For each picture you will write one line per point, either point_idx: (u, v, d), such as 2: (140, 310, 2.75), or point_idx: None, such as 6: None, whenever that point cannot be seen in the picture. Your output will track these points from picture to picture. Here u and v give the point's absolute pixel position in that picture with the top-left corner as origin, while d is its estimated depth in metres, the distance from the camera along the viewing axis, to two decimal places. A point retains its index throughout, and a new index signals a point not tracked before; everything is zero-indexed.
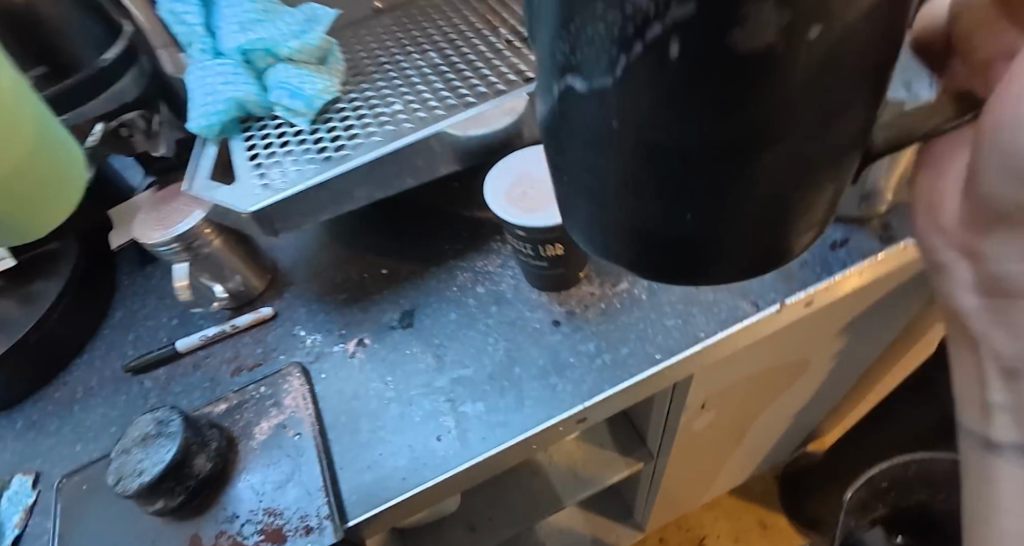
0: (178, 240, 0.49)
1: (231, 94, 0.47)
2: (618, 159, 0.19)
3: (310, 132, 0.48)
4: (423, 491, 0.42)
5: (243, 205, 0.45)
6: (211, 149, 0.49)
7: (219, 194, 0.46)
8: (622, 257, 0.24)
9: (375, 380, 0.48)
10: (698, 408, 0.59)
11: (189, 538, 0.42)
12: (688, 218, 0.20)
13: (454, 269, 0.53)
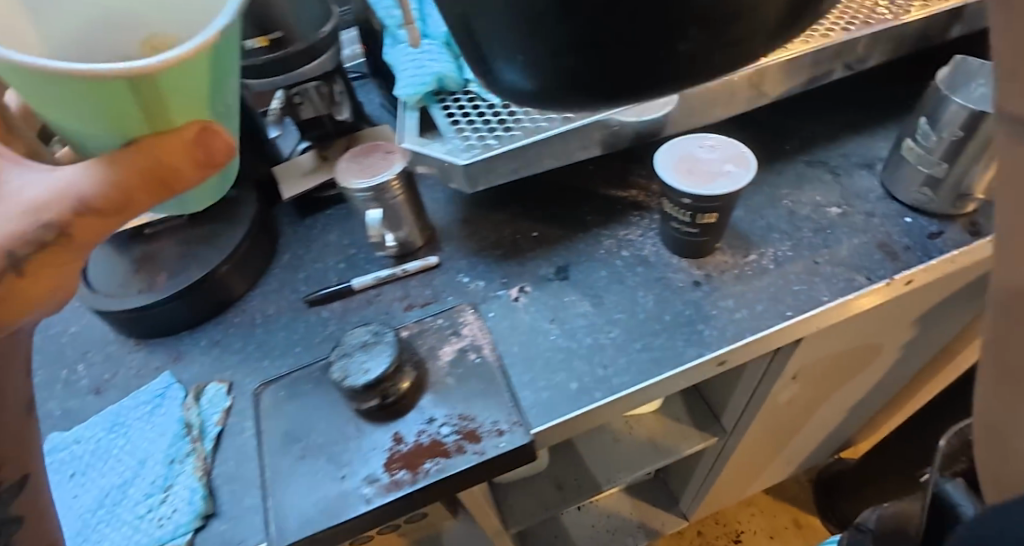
0: (376, 188, 0.57)
1: (438, 69, 0.56)
2: None
3: (502, 108, 0.57)
4: (597, 408, 0.50)
5: (457, 160, 0.53)
6: (411, 115, 0.58)
7: (428, 151, 0.54)
8: (543, 74, 0.18)
9: (540, 319, 0.56)
10: (789, 380, 0.67)
11: (392, 435, 0.49)
12: None
13: (599, 236, 0.61)
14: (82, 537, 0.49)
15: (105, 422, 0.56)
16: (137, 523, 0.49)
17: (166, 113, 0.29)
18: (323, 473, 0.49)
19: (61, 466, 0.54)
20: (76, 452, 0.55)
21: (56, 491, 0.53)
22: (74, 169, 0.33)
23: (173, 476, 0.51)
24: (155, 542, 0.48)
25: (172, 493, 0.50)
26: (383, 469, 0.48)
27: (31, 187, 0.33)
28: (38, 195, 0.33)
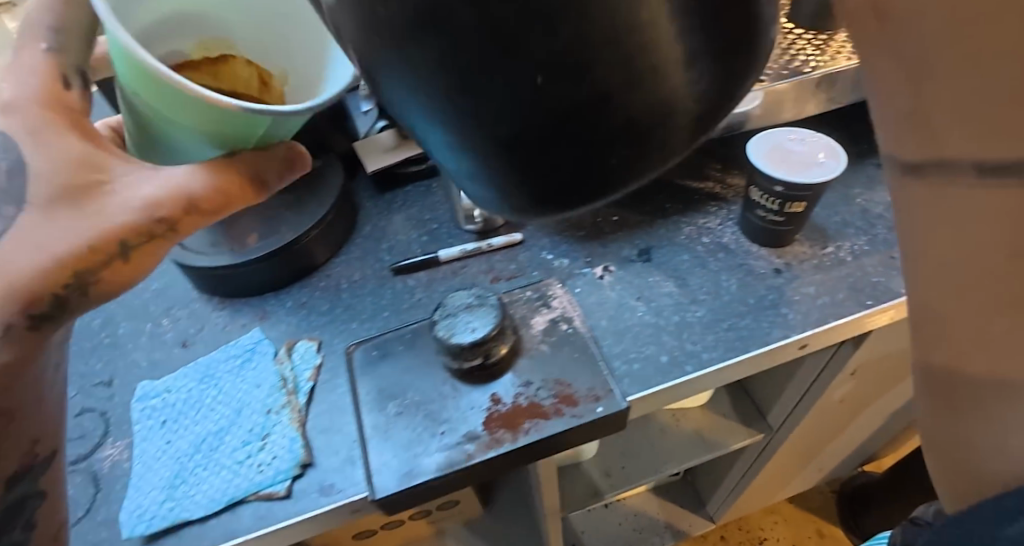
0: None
1: None
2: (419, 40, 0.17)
3: None
4: (688, 381, 0.52)
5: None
6: None
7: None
8: (515, 194, 0.20)
9: (626, 297, 0.57)
10: (848, 377, 0.68)
11: (490, 396, 0.51)
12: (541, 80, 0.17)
13: (679, 223, 0.63)
14: (180, 479, 0.50)
15: (195, 373, 0.57)
16: (236, 468, 0.50)
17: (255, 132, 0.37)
18: (421, 429, 0.50)
19: (152, 413, 0.55)
20: (168, 400, 0.55)
21: (148, 436, 0.53)
22: (179, 170, 0.39)
23: (270, 426, 0.52)
24: (256, 487, 0.49)
25: (270, 442, 0.51)
26: (483, 427, 0.49)
27: (145, 186, 0.39)
28: (152, 194, 0.39)
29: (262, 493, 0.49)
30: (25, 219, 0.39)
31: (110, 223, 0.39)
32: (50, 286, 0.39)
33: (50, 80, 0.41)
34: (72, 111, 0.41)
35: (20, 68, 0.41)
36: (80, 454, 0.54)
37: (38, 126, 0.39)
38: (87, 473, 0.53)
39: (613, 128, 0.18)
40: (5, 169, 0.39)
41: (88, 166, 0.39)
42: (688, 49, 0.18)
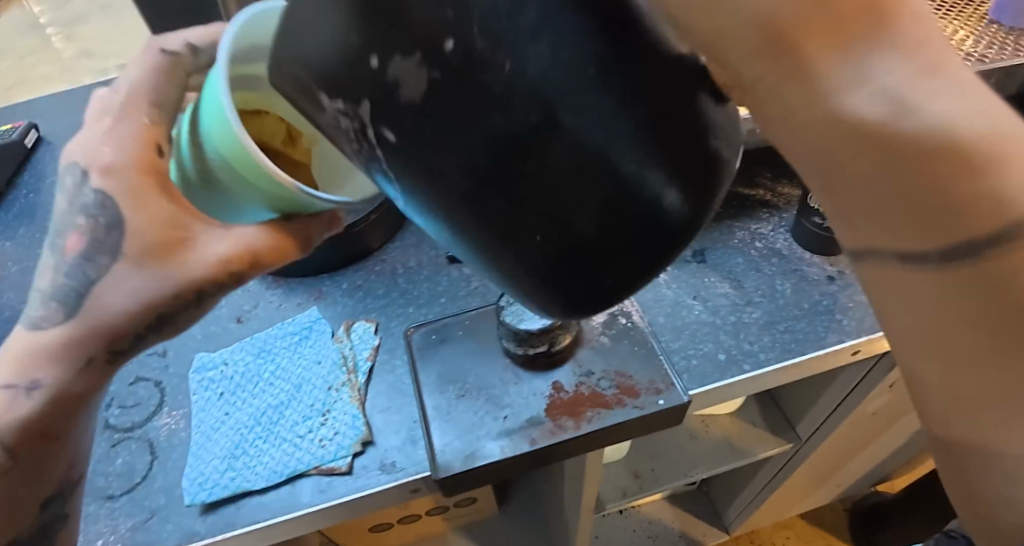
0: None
1: None
2: (455, 214, 0.25)
3: None
4: (746, 379, 0.53)
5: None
6: None
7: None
8: (552, 305, 0.28)
9: (682, 295, 0.58)
10: (886, 390, 0.68)
11: (552, 383, 0.51)
12: (537, 239, 0.24)
13: (733, 227, 0.64)
14: (240, 451, 0.50)
15: (252, 348, 0.57)
16: (296, 442, 0.50)
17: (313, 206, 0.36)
18: (483, 413, 0.50)
19: (210, 384, 0.55)
20: (225, 372, 0.56)
21: (206, 407, 0.54)
22: (245, 228, 0.36)
23: (331, 402, 0.52)
24: (316, 462, 0.49)
25: (331, 418, 0.51)
26: (545, 413, 0.50)
27: (221, 242, 0.36)
28: (224, 251, 0.36)
29: (323, 468, 0.49)
30: (111, 270, 0.36)
31: (192, 273, 0.36)
32: (129, 329, 0.38)
33: (143, 137, 0.37)
34: (162, 168, 0.37)
35: (116, 123, 0.37)
36: (136, 422, 0.55)
37: (133, 183, 0.36)
38: (143, 440, 0.54)
39: (608, 254, 0.25)
40: (98, 223, 0.36)
41: (171, 222, 0.36)
42: (655, 188, 0.24)
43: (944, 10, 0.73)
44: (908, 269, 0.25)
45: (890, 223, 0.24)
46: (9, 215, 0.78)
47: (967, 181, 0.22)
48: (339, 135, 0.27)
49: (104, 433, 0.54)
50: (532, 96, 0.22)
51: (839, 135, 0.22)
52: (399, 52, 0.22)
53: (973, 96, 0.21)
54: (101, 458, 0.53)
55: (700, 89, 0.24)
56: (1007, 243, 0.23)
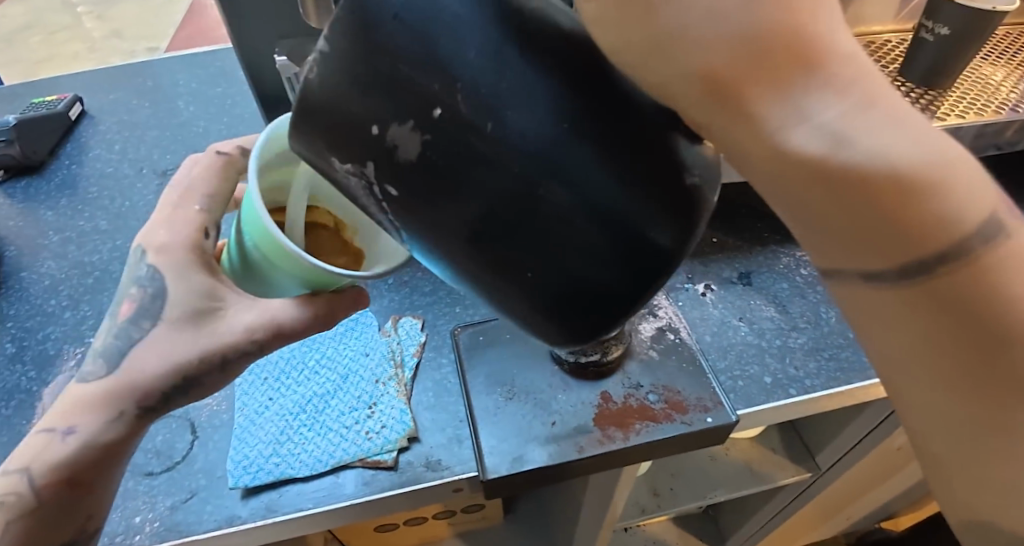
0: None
1: None
2: (457, 253, 0.28)
3: None
4: (793, 403, 0.53)
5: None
6: None
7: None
8: (549, 335, 0.30)
9: (728, 316, 0.59)
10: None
11: (600, 393, 0.52)
12: (530, 274, 0.27)
13: (778, 252, 0.64)
14: (285, 437, 0.50)
15: None
16: (343, 432, 0.50)
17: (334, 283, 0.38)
18: (531, 417, 0.51)
19: (254, 368, 0.55)
20: (269, 357, 0.56)
21: (250, 391, 0.54)
22: (275, 301, 0.39)
23: (378, 396, 0.52)
24: (362, 454, 0.49)
25: (378, 412, 0.51)
26: (594, 423, 0.50)
27: (251, 312, 0.39)
28: (254, 320, 0.38)
29: (368, 461, 0.49)
30: (154, 335, 0.39)
31: (217, 341, 0.39)
32: (162, 386, 0.39)
33: (194, 224, 0.41)
34: (208, 252, 0.41)
35: (173, 214, 0.42)
36: None
37: (180, 260, 0.40)
38: (183, 419, 0.53)
39: (600, 283, 0.27)
40: (147, 293, 0.40)
41: (210, 294, 0.39)
42: (640, 228, 0.26)
43: (994, 55, 0.74)
44: (871, 287, 0.28)
45: (854, 250, 0.27)
46: (50, 185, 0.78)
47: (915, 208, 0.25)
48: (352, 195, 0.29)
49: None
50: (519, 149, 0.25)
51: (794, 165, 0.25)
52: (395, 120, 0.25)
53: (910, 130, 0.25)
54: None
55: (671, 132, 0.26)
56: (959, 256, 0.26)
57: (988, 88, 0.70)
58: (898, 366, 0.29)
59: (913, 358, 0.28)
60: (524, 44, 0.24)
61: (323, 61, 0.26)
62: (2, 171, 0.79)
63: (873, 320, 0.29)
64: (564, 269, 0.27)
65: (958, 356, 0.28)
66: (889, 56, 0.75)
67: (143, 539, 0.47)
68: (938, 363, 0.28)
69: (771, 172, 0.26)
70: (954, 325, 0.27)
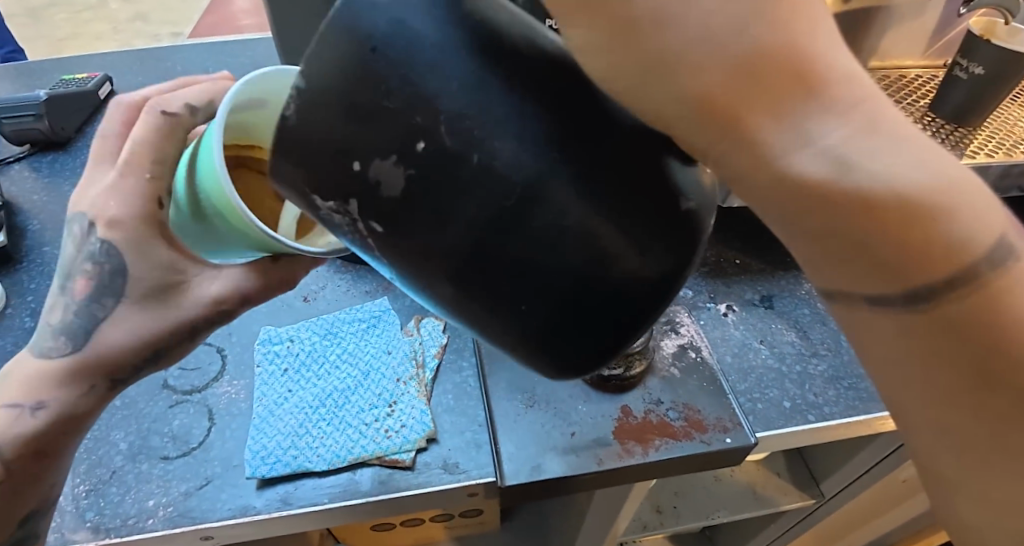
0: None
1: None
2: (445, 292, 0.26)
3: None
4: (812, 429, 0.53)
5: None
6: None
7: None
8: (551, 370, 0.28)
9: (750, 338, 0.59)
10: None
11: (621, 407, 0.52)
12: (524, 308, 0.26)
13: (800, 278, 0.64)
14: (303, 430, 0.50)
15: (319, 328, 0.57)
16: (362, 429, 0.50)
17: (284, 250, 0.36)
18: (551, 426, 0.51)
19: (274, 358, 0.55)
20: (291, 348, 0.56)
21: (269, 381, 0.53)
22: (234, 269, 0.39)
23: (398, 395, 0.52)
24: (380, 452, 0.49)
25: (398, 411, 0.51)
26: (613, 436, 0.50)
27: (215, 284, 0.39)
28: (219, 291, 0.39)
29: (386, 459, 0.49)
30: (118, 312, 0.38)
31: (187, 310, 0.39)
32: (133, 361, 0.40)
33: (144, 192, 0.36)
34: (166, 223, 0.38)
35: (117, 181, 0.36)
36: (195, 386, 0.55)
37: (137, 234, 0.37)
38: (201, 406, 0.53)
39: (596, 314, 0.26)
40: (103, 270, 0.37)
41: (172, 269, 0.38)
42: (638, 252, 0.25)
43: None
44: (878, 311, 0.26)
45: (861, 273, 0.25)
46: (76, 162, 0.78)
47: (926, 229, 0.24)
48: (332, 228, 0.27)
49: (163, 393, 0.54)
50: (507, 180, 0.24)
51: (796, 196, 0.24)
52: (380, 154, 0.24)
53: (915, 150, 0.23)
54: (159, 417, 0.53)
55: (666, 154, 0.26)
56: (970, 283, 0.25)
57: (1016, 130, 0.70)
58: (902, 396, 0.27)
59: (916, 386, 0.26)
60: (501, 66, 0.24)
61: (302, 96, 0.24)
62: (30, 144, 0.79)
63: (877, 346, 0.28)
64: (566, 298, 0.26)
65: (964, 388, 0.25)
66: (919, 91, 0.75)
67: (155, 523, 0.46)
68: (944, 392, 0.26)
69: (769, 206, 0.25)
70: (962, 352, 0.25)
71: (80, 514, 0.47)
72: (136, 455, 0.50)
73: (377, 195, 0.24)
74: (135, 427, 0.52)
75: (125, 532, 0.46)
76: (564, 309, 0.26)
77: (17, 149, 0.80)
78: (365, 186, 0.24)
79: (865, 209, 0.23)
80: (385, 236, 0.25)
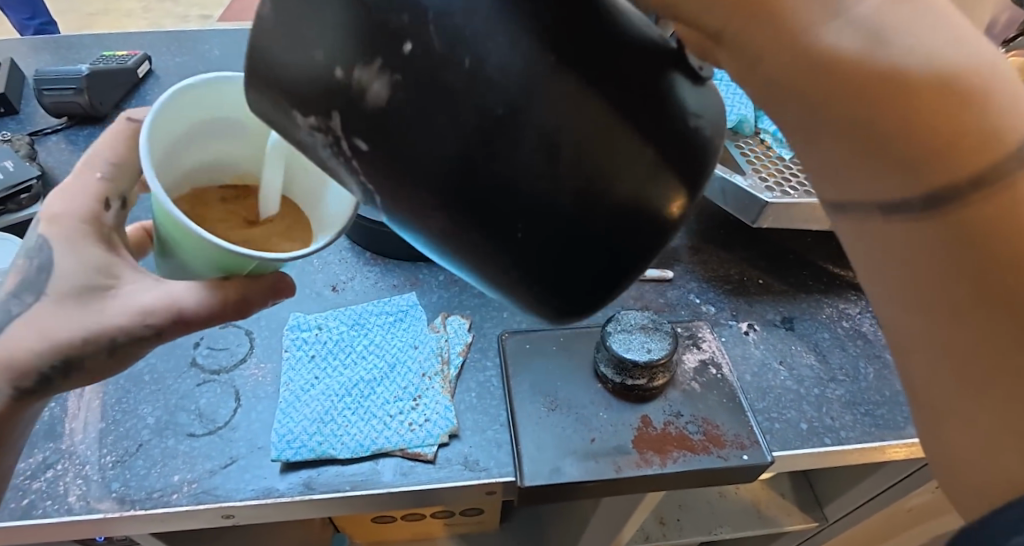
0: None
1: (741, 112, 0.66)
2: (431, 220, 0.25)
3: (793, 170, 0.65)
4: (826, 451, 0.53)
5: (763, 197, 0.60)
6: None
7: (736, 181, 0.62)
8: (545, 306, 0.27)
9: (770, 359, 0.59)
10: (931, 489, 0.67)
11: (642, 417, 0.52)
12: (518, 235, 0.24)
13: (822, 302, 0.65)
14: (329, 417, 0.51)
15: (346, 318, 0.58)
16: (386, 420, 0.51)
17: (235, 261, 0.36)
18: (573, 430, 0.51)
19: (302, 344, 0.56)
20: (318, 336, 0.57)
21: (296, 367, 0.55)
22: (177, 284, 0.38)
23: (423, 389, 0.53)
24: (403, 444, 0.50)
25: (422, 405, 0.52)
26: (633, 445, 0.51)
27: (145, 295, 0.38)
28: (151, 302, 0.37)
29: (409, 451, 0.50)
30: (30, 309, 0.38)
31: (103, 319, 0.37)
32: (39, 365, 0.38)
33: (92, 192, 0.40)
34: (106, 224, 0.40)
35: (71, 182, 0.40)
36: (223, 366, 0.56)
37: (74, 231, 0.39)
38: (228, 386, 0.54)
39: (593, 246, 0.25)
40: (31, 265, 0.39)
41: (103, 271, 0.39)
42: (650, 162, 0.24)
43: None
44: (892, 221, 0.25)
45: (868, 167, 0.24)
46: None
47: (940, 123, 0.22)
48: (315, 152, 0.26)
49: (191, 371, 0.55)
50: (498, 89, 0.22)
51: (815, 76, 0.23)
52: (361, 60, 0.23)
53: (943, 28, 0.22)
54: (187, 394, 0.54)
55: (672, 70, 0.25)
56: (989, 184, 0.23)
57: None
58: (913, 317, 0.26)
59: (934, 301, 0.25)
60: None
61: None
62: (67, 117, 0.80)
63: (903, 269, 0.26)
64: (559, 232, 0.24)
65: (974, 304, 0.24)
66: None
67: (180, 498, 0.47)
68: (955, 308, 0.25)
69: (787, 100, 0.25)
70: (978, 264, 0.24)
71: (105, 484, 0.48)
72: (163, 430, 0.51)
73: (356, 103, 0.23)
74: (162, 402, 0.53)
75: (150, 504, 0.47)
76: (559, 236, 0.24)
77: (54, 121, 0.81)
78: (349, 95, 0.23)
79: (876, 98, 0.23)
80: (370, 159, 0.24)
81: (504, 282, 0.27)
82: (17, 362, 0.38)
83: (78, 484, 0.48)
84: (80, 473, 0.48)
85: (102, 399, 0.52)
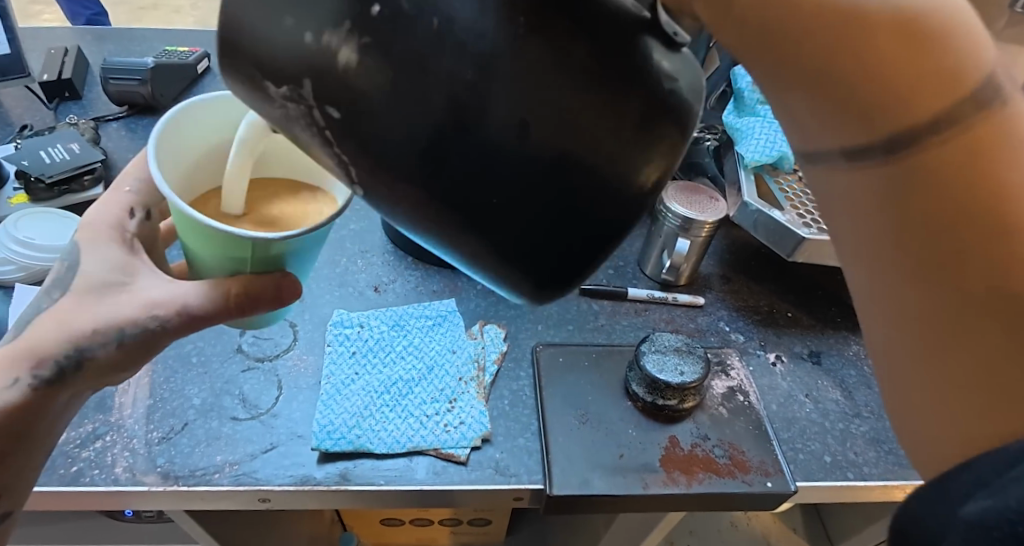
0: (683, 219, 0.63)
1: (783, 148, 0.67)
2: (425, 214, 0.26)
3: None
4: (848, 486, 0.54)
5: (799, 233, 0.61)
6: (747, 176, 0.68)
7: (774, 215, 0.63)
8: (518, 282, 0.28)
9: (797, 392, 0.61)
10: None
11: (670, 437, 0.54)
12: (494, 201, 0.24)
13: (850, 339, 0.66)
14: (367, 413, 0.53)
15: (388, 318, 0.60)
16: (423, 420, 0.53)
17: (231, 250, 0.36)
18: (601, 444, 0.53)
19: (345, 340, 0.58)
20: (360, 334, 0.59)
21: (338, 361, 0.57)
22: (189, 285, 0.38)
23: (459, 392, 0.55)
24: (438, 444, 0.52)
25: (458, 407, 0.54)
26: (660, 463, 0.52)
27: (156, 290, 0.39)
28: (157, 297, 0.38)
29: (442, 451, 0.51)
30: (58, 304, 0.39)
31: (116, 312, 0.38)
32: (55, 353, 0.38)
33: (123, 203, 0.42)
34: (128, 232, 0.41)
35: (106, 197, 0.43)
36: (267, 354, 0.58)
37: (100, 235, 0.40)
38: (271, 375, 0.56)
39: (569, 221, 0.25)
40: (64, 266, 0.40)
41: (122, 270, 0.39)
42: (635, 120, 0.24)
43: None
44: (851, 168, 0.24)
45: (828, 119, 0.24)
46: None
47: (908, 61, 0.21)
48: (288, 124, 0.26)
49: (236, 357, 0.57)
50: (469, 86, 0.22)
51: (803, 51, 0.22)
52: (331, 24, 0.22)
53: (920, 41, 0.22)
54: (231, 379, 0.56)
55: (645, 33, 0.24)
56: (948, 130, 0.22)
57: None
58: (875, 283, 0.26)
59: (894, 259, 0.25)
60: None
61: None
62: (129, 106, 0.83)
63: (875, 237, 0.25)
64: (547, 209, 0.25)
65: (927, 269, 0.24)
66: None
67: (222, 478, 0.49)
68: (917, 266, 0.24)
69: (747, 49, 0.24)
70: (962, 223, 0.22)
71: (151, 458, 0.50)
72: (208, 411, 0.53)
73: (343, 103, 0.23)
74: (208, 385, 0.55)
75: (193, 482, 0.49)
76: (533, 209, 0.25)
77: (115, 109, 0.84)
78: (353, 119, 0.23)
79: (838, 53, 0.22)
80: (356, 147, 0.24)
81: (490, 266, 0.27)
82: (44, 349, 0.38)
83: (124, 456, 0.50)
84: (126, 446, 0.50)
85: (151, 377, 0.55)
